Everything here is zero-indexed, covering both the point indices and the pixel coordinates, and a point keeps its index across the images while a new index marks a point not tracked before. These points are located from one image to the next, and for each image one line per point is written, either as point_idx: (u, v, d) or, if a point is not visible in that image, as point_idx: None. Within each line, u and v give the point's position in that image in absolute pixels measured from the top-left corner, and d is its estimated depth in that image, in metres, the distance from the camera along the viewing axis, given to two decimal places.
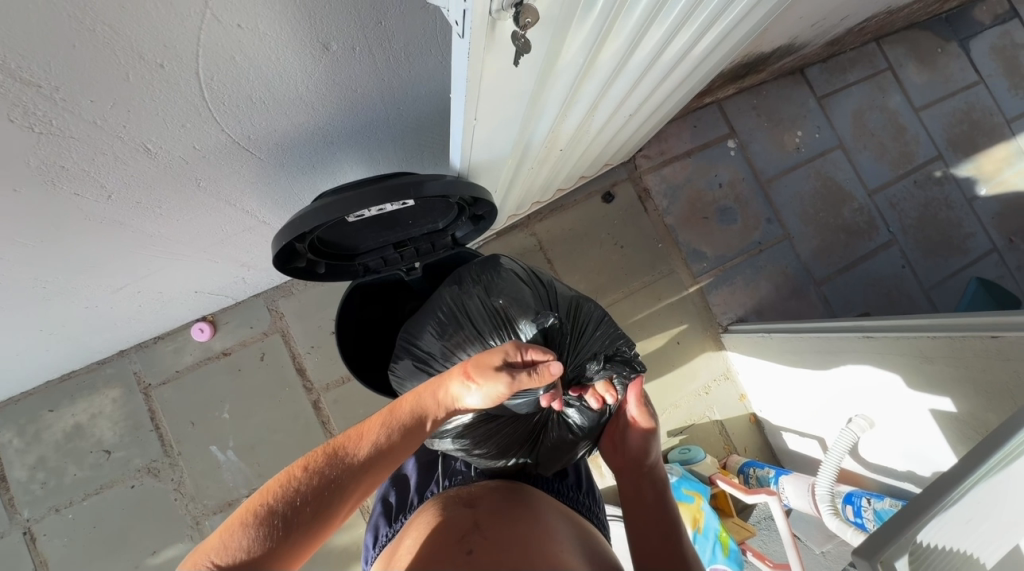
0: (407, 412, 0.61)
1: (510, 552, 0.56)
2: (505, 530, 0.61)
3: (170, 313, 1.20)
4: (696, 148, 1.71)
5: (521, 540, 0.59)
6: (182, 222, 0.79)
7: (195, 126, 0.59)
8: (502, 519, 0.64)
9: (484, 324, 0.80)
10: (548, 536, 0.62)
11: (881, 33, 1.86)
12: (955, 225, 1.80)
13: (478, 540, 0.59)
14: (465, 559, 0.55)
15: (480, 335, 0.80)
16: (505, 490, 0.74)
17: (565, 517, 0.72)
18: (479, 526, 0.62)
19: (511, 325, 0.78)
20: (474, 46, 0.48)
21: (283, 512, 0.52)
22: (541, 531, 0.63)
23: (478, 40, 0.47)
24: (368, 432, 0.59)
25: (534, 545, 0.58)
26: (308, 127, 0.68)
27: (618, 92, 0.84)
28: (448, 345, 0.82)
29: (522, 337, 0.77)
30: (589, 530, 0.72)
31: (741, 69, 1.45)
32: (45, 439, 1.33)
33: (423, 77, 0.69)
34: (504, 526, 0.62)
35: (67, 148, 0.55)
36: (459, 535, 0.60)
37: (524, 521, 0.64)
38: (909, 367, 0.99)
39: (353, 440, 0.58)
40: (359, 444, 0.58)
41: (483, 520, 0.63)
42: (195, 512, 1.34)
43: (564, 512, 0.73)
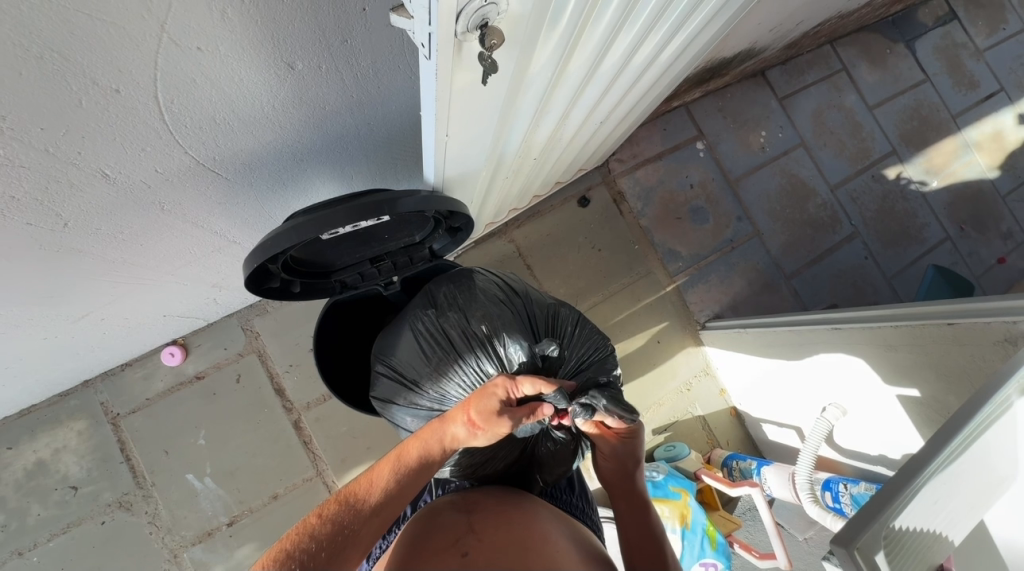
0: (415, 455, 0.61)
1: (505, 556, 0.55)
2: (500, 531, 0.60)
3: (138, 338, 1.15)
4: (667, 150, 1.75)
5: (515, 543, 0.57)
6: (146, 246, 0.76)
7: (156, 150, 0.57)
8: (497, 519, 0.63)
9: (466, 347, 0.80)
10: (544, 536, 0.61)
11: (835, 36, 1.95)
12: (911, 216, 1.90)
13: (472, 542, 0.58)
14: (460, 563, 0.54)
15: (465, 355, 0.79)
16: (504, 495, 0.71)
17: (561, 519, 0.70)
18: (474, 529, 0.60)
19: (494, 347, 0.78)
20: (442, 67, 0.48)
21: (300, 557, 0.52)
22: (536, 531, 0.62)
23: (445, 60, 0.48)
24: (377, 477, 0.59)
25: (528, 547, 0.57)
26: (276, 146, 0.67)
27: (588, 101, 0.85)
28: (431, 370, 0.81)
29: (510, 355, 0.77)
30: (582, 531, 0.71)
31: (706, 73, 1.50)
32: (5, 479, 1.25)
33: (392, 92, 0.69)
34: (499, 526, 0.61)
35: (17, 179, 0.52)
36: (450, 541, 0.58)
37: (519, 521, 0.63)
38: (876, 355, 1.04)
39: (364, 485, 0.58)
40: (370, 490, 0.58)
41: (476, 523, 0.62)
42: (172, 544, 1.29)
43: (561, 516, 0.71)
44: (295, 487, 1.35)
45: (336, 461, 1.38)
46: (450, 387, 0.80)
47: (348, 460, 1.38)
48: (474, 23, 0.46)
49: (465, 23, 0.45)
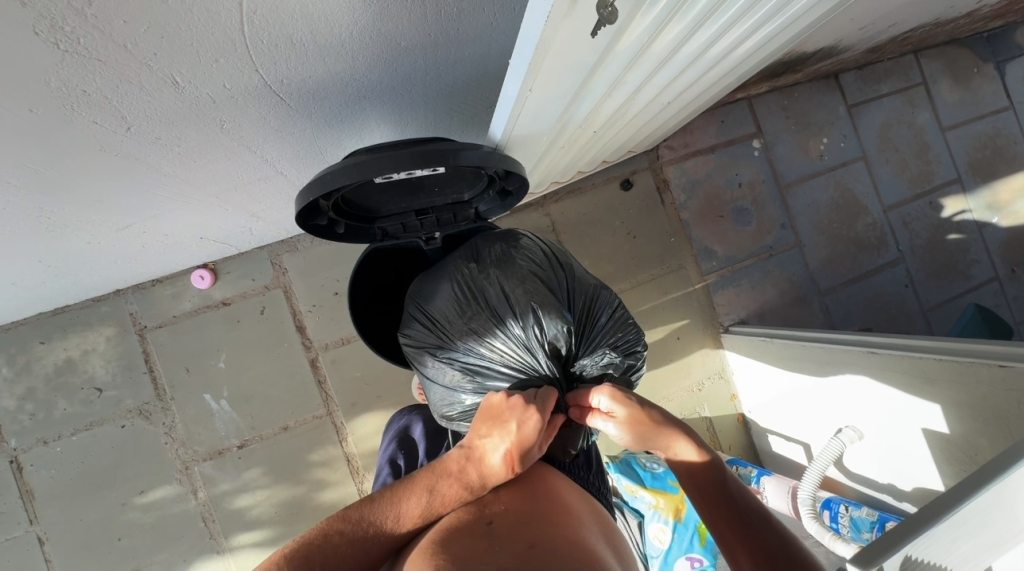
0: (447, 495, 0.61)
1: (531, 525, 0.55)
2: (526, 501, 0.60)
3: (172, 256, 1.16)
4: (720, 144, 1.67)
5: (542, 514, 0.58)
6: (200, 164, 0.75)
7: (228, 63, 0.55)
8: (520, 489, 0.63)
9: (503, 311, 0.79)
10: (566, 510, 0.61)
11: (922, 46, 1.81)
12: (962, 250, 1.82)
13: (495, 510, 0.58)
14: (485, 528, 0.54)
15: (501, 319, 0.79)
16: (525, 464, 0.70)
17: (579, 492, 0.70)
18: (500, 498, 0.61)
19: (528, 313, 0.77)
20: (557, 7, 0.45)
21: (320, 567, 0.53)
22: (559, 506, 0.61)
23: (563, 2, 0.44)
24: (405, 507, 0.59)
25: (553, 518, 0.58)
26: (344, 77, 0.64)
27: (664, 79, 0.81)
28: (463, 324, 0.81)
29: (547, 334, 0.76)
30: (600, 509, 0.69)
31: (780, 67, 1.41)
32: (35, 371, 1.31)
33: (469, 36, 0.65)
34: (525, 497, 0.61)
35: (91, 71, 0.50)
36: (479, 505, 0.60)
37: (544, 493, 0.63)
38: (909, 385, 1.01)
39: (388, 514, 0.59)
40: (395, 523, 0.58)
41: (503, 492, 0.62)
42: (185, 457, 1.35)
43: (577, 490, 0.70)
44: (305, 422, 1.39)
45: (347, 405, 1.41)
46: (477, 342, 0.80)
47: (358, 405, 1.42)
48: None
49: None
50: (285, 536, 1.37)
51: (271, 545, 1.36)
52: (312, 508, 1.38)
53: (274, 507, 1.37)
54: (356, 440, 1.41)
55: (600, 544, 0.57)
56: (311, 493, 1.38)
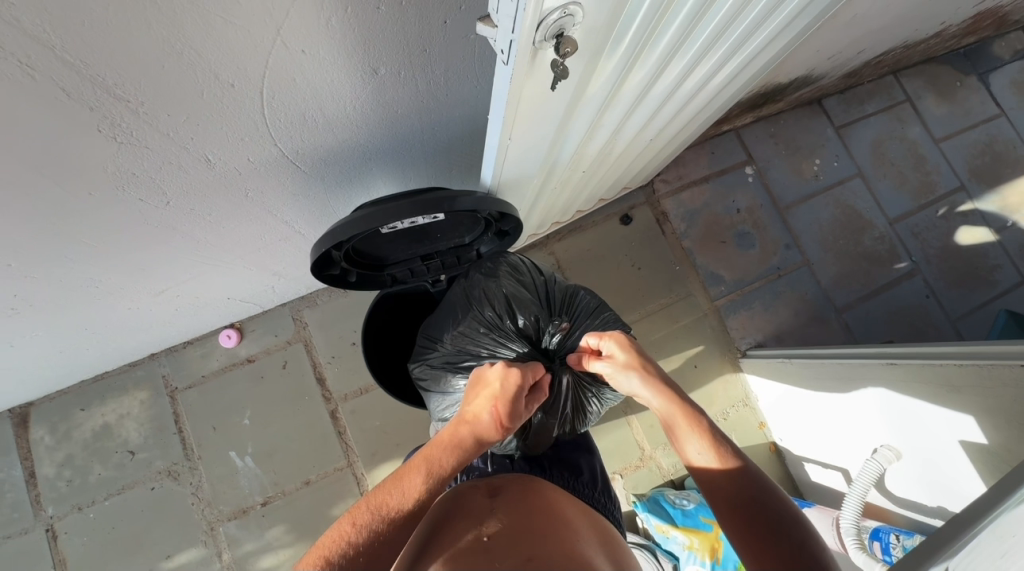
0: (444, 461, 0.66)
1: (531, 541, 0.55)
2: (527, 519, 0.60)
3: (203, 317, 1.25)
4: (714, 173, 1.74)
5: (543, 530, 0.57)
6: (228, 229, 0.84)
7: (252, 140, 0.64)
8: (520, 506, 0.63)
9: (489, 312, 0.87)
10: (567, 525, 0.61)
11: (899, 67, 1.89)
12: (982, 256, 1.78)
13: (493, 527, 0.58)
14: (483, 546, 0.54)
15: (488, 319, 0.87)
16: (525, 482, 0.71)
17: (581, 508, 0.69)
18: (499, 514, 0.61)
19: (512, 308, 0.87)
20: (516, 72, 0.52)
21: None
22: (560, 521, 0.61)
23: (521, 67, 0.51)
24: (410, 481, 0.63)
25: (555, 534, 0.57)
26: (350, 144, 0.73)
27: (640, 118, 0.88)
28: (455, 329, 0.88)
29: (529, 326, 0.85)
30: (607, 528, 0.68)
31: (759, 98, 1.49)
32: (74, 437, 1.37)
33: (458, 100, 0.74)
34: (526, 514, 0.61)
35: (139, 157, 0.59)
36: (477, 522, 0.60)
37: (547, 511, 0.63)
38: (935, 395, 0.98)
39: (396, 492, 0.62)
40: (404, 497, 0.62)
41: (502, 509, 0.62)
42: (210, 517, 1.36)
43: (583, 510, 0.69)
44: (326, 475, 1.40)
45: (367, 455, 1.42)
46: (470, 344, 0.86)
47: (378, 454, 1.42)
48: (551, 33, 0.49)
49: (543, 31, 0.48)
50: None
51: None
52: None
53: None
54: None
55: (604, 562, 0.55)
56: None
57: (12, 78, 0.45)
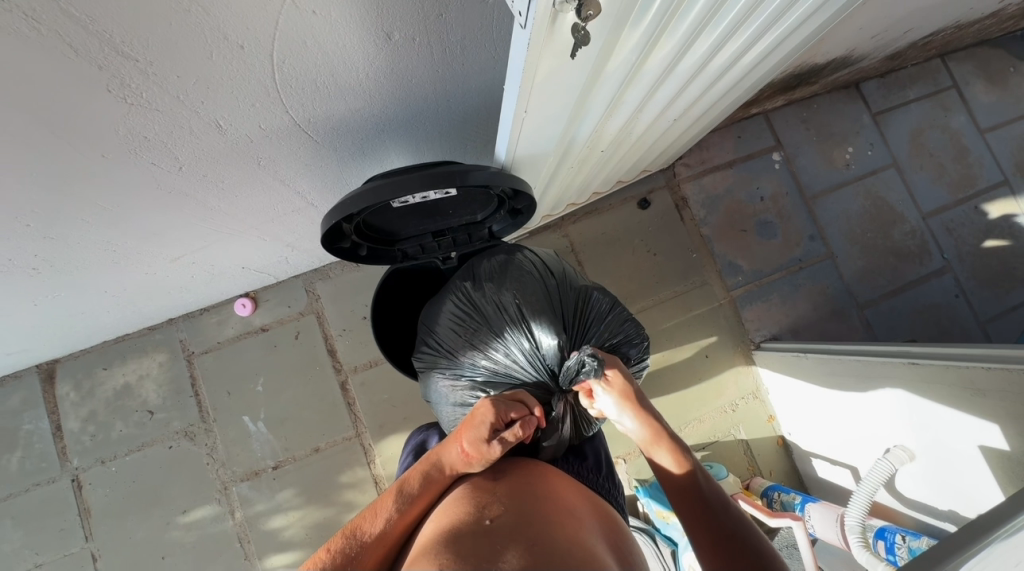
0: (414, 488, 0.64)
1: (532, 526, 0.54)
2: (527, 503, 0.58)
3: (218, 285, 1.27)
4: (738, 159, 1.67)
5: (543, 516, 0.56)
6: (240, 198, 0.84)
7: (263, 107, 0.63)
8: (522, 489, 0.62)
9: (500, 324, 0.82)
10: (569, 511, 0.60)
11: (948, 50, 1.77)
12: (1019, 257, 1.69)
13: (496, 509, 0.57)
14: (484, 528, 0.53)
15: (499, 333, 0.82)
16: (528, 464, 0.71)
17: (584, 493, 0.68)
18: (499, 496, 0.60)
19: (523, 320, 0.81)
20: (535, 37, 0.49)
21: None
22: (562, 508, 0.60)
23: (539, 31, 0.49)
24: (382, 508, 0.62)
25: (556, 520, 0.56)
26: (363, 114, 0.71)
27: (665, 95, 0.84)
28: (464, 340, 0.84)
29: (542, 344, 0.79)
30: (610, 512, 0.68)
31: (793, 79, 1.41)
32: (97, 395, 1.43)
33: (475, 70, 0.72)
34: (527, 497, 0.60)
35: (150, 120, 0.59)
36: (477, 503, 0.58)
37: (549, 495, 0.62)
38: (957, 398, 0.94)
39: (367, 516, 0.61)
40: (374, 522, 0.60)
41: (501, 492, 0.61)
42: (224, 477, 1.42)
43: (585, 494, 0.69)
44: (335, 443, 1.44)
45: (375, 427, 1.45)
46: (480, 357, 0.83)
47: (385, 426, 1.45)
48: None
49: None
50: None
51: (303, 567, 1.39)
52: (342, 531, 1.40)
53: (305, 528, 1.40)
54: (384, 462, 1.43)
55: (605, 549, 0.55)
56: (340, 515, 1.41)
57: (19, 32, 0.44)
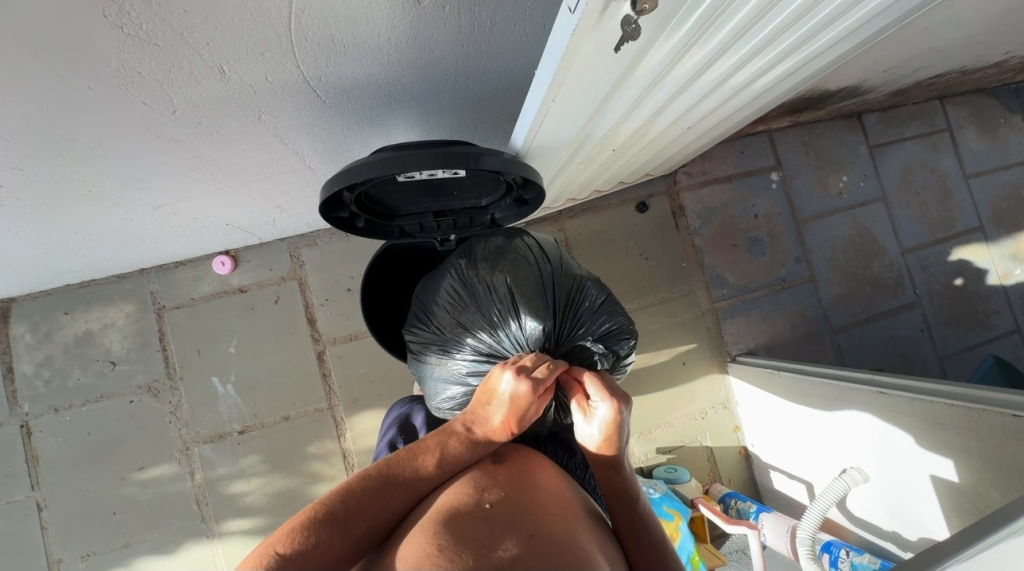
0: (455, 451, 0.64)
1: (533, 518, 0.53)
2: (525, 493, 0.58)
3: (199, 239, 1.21)
4: (738, 174, 1.69)
5: (542, 508, 0.56)
6: (235, 151, 0.80)
7: (273, 58, 0.59)
8: (520, 478, 0.61)
9: (489, 305, 0.79)
10: (563, 503, 0.60)
11: (948, 93, 1.82)
12: (982, 299, 1.78)
13: (496, 494, 0.56)
14: (485, 512, 0.52)
15: (486, 314, 0.79)
16: (525, 452, 0.71)
17: (574, 487, 0.69)
18: (500, 480, 0.60)
19: (512, 302, 0.77)
20: (582, 25, 0.49)
21: (342, 513, 0.55)
22: (558, 500, 0.60)
23: (588, 19, 0.49)
24: (420, 460, 0.62)
25: (553, 514, 0.56)
26: (378, 79, 0.68)
27: (688, 100, 0.83)
28: (453, 320, 0.83)
29: (525, 328, 0.74)
30: (596, 507, 0.69)
31: (802, 102, 1.43)
32: (55, 340, 1.36)
33: (500, 50, 0.69)
34: (526, 487, 0.60)
35: (148, 56, 0.55)
36: (484, 484, 0.58)
37: (545, 486, 0.62)
38: (917, 429, 0.99)
39: (404, 465, 0.61)
40: (411, 473, 0.61)
41: (506, 476, 0.61)
42: (187, 438, 1.37)
43: (575, 487, 0.70)
44: (306, 413, 1.41)
45: (348, 400, 1.43)
46: (467, 338, 0.81)
47: (359, 401, 1.43)
48: None
49: None
50: (275, 526, 1.38)
51: (261, 533, 1.37)
52: (305, 502, 1.39)
53: (267, 496, 1.38)
54: (354, 436, 1.42)
55: (597, 548, 0.55)
56: (304, 485, 1.39)
57: None
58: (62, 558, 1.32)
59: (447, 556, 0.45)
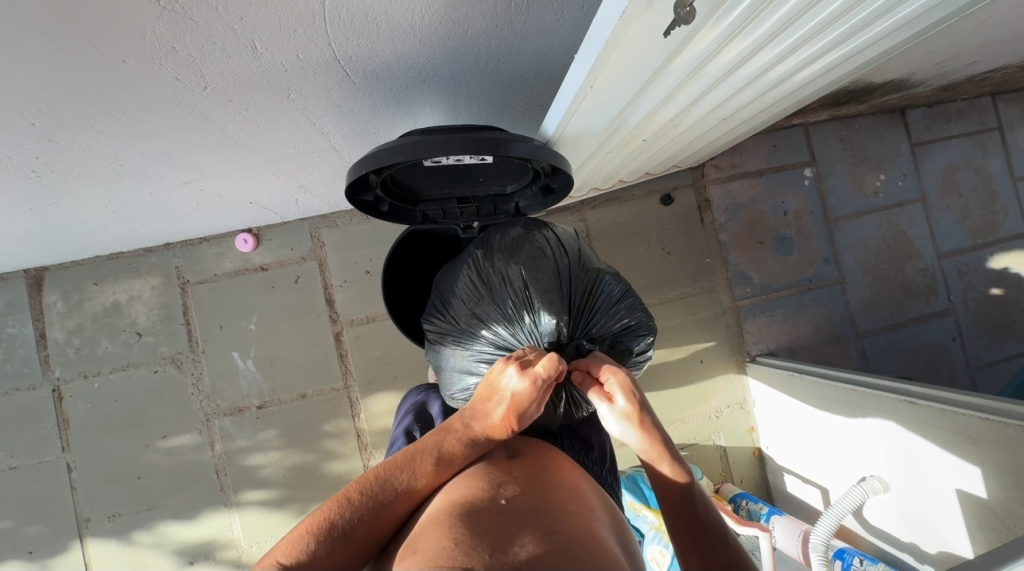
0: (453, 451, 0.63)
1: (548, 512, 0.53)
2: (541, 487, 0.58)
3: (223, 216, 1.22)
4: (770, 168, 1.63)
5: (558, 503, 0.55)
6: (262, 130, 0.79)
7: (305, 35, 0.58)
8: (534, 474, 0.61)
9: (503, 297, 0.78)
10: (582, 500, 0.59)
11: (1002, 89, 1.71)
12: (1021, 309, 1.70)
13: (512, 490, 0.56)
14: (499, 508, 0.52)
15: (501, 307, 0.78)
16: (543, 449, 0.70)
17: (593, 485, 0.68)
18: (512, 477, 0.59)
19: (526, 295, 0.75)
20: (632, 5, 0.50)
21: (343, 526, 0.55)
22: (576, 496, 0.60)
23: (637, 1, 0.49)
24: (419, 463, 0.61)
25: (570, 508, 0.56)
26: (408, 60, 0.66)
27: (726, 91, 0.79)
28: (469, 311, 0.82)
29: (540, 323, 0.72)
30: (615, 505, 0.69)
31: (844, 95, 1.36)
32: (85, 309, 1.40)
33: (536, 33, 0.67)
34: (541, 482, 0.59)
35: (183, 30, 0.54)
36: (494, 482, 0.57)
37: (562, 481, 0.62)
38: (947, 441, 0.96)
39: (403, 469, 0.60)
40: (411, 477, 0.60)
41: (516, 472, 0.60)
42: (208, 410, 1.41)
43: (594, 484, 0.69)
44: (322, 392, 1.43)
45: (364, 381, 1.44)
46: (482, 329, 0.80)
47: (374, 382, 1.45)
48: None
49: None
50: (291, 499, 1.42)
51: (277, 505, 1.41)
52: (319, 478, 1.43)
53: (283, 469, 1.42)
54: (368, 417, 1.44)
55: (615, 542, 0.55)
56: (319, 461, 1.43)
57: None
58: (90, 517, 1.38)
59: (461, 548, 0.45)
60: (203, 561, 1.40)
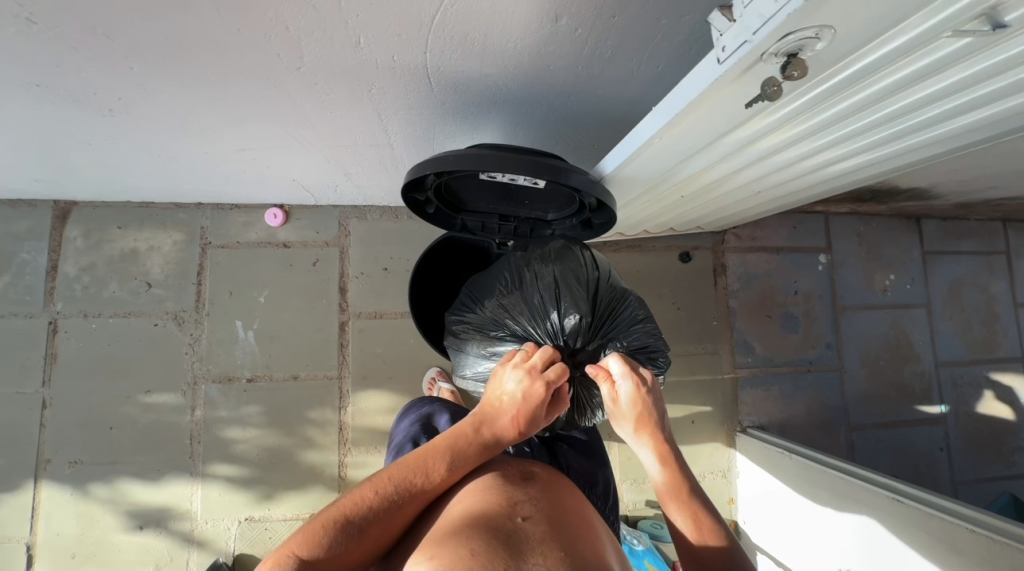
0: (464, 454, 0.64)
1: (564, 537, 0.53)
2: (554, 511, 0.59)
3: (263, 187, 1.25)
4: (787, 247, 1.68)
5: (572, 529, 0.56)
6: (334, 116, 0.83)
7: (406, 41, 0.63)
8: (547, 496, 0.62)
9: (533, 291, 0.80)
10: (594, 531, 0.59)
11: (1013, 217, 1.80)
12: (1009, 432, 1.72)
13: (527, 510, 0.57)
14: (515, 524, 0.53)
15: (529, 301, 0.80)
16: (557, 476, 0.71)
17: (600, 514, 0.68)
18: (528, 496, 0.60)
19: (554, 292, 0.78)
20: (725, 74, 0.54)
21: (358, 522, 0.55)
22: (587, 525, 0.60)
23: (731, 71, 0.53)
24: (433, 466, 0.62)
25: (583, 535, 0.56)
26: (489, 80, 0.71)
27: (770, 166, 0.84)
28: (498, 301, 0.85)
29: (563, 319, 0.75)
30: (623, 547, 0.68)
31: (867, 192, 1.43)
32: (103, 250, 1.41)
33: (609, 81, 0.72)
34: (554, 506, 0.60)
35: (300, 14, 0.58)
36: (510, 499, 0.58)
37: (573, 508, 0.62)
38: (931, 548, 0.95)
39: (416, 471, 0.61)
40: (425, 478, 0.60)
41: (530, 491, 0.62)
42: (197, 372, 1.40)
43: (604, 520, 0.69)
44: (315, 378, 1.42)
45: (358, 375, 1.44)
46: (507, 320, 0.82)
47: (368, 378, 1.44)
48: (786, 52, 0.50)
49: (780, 47, 0.49)
50: (258, 480, 1.38)
51: (242, 484, 1.38)
52: (292, 464, 1.40)
53: (258, 448, 1.39)
54: (355, 412, 1.42)
55: None
56: (295, 447, 1.40)
57: None
58: (50, 460, 1.34)
59: (480, 559, 0.46)
60: (153, 529, 1.35)
